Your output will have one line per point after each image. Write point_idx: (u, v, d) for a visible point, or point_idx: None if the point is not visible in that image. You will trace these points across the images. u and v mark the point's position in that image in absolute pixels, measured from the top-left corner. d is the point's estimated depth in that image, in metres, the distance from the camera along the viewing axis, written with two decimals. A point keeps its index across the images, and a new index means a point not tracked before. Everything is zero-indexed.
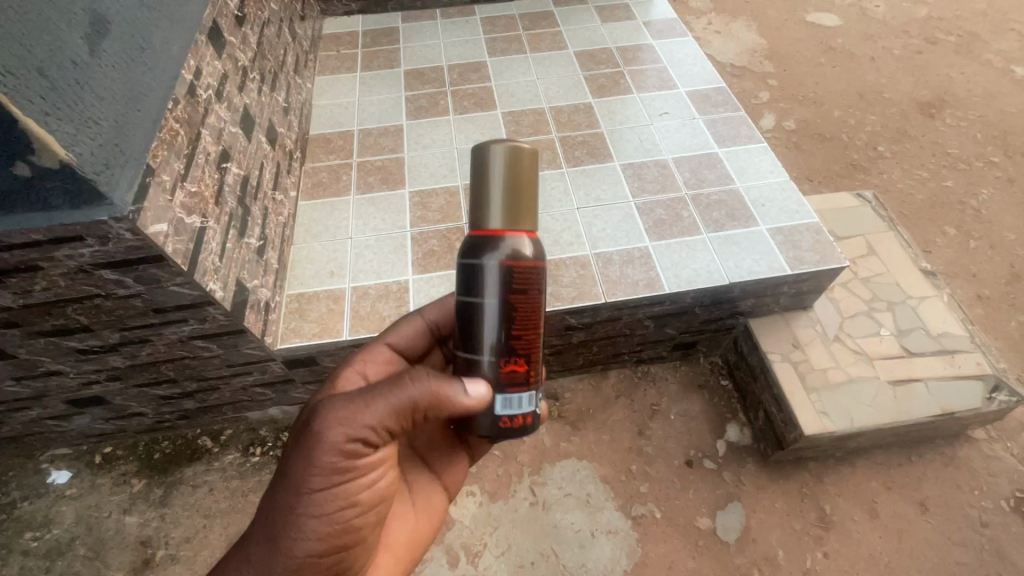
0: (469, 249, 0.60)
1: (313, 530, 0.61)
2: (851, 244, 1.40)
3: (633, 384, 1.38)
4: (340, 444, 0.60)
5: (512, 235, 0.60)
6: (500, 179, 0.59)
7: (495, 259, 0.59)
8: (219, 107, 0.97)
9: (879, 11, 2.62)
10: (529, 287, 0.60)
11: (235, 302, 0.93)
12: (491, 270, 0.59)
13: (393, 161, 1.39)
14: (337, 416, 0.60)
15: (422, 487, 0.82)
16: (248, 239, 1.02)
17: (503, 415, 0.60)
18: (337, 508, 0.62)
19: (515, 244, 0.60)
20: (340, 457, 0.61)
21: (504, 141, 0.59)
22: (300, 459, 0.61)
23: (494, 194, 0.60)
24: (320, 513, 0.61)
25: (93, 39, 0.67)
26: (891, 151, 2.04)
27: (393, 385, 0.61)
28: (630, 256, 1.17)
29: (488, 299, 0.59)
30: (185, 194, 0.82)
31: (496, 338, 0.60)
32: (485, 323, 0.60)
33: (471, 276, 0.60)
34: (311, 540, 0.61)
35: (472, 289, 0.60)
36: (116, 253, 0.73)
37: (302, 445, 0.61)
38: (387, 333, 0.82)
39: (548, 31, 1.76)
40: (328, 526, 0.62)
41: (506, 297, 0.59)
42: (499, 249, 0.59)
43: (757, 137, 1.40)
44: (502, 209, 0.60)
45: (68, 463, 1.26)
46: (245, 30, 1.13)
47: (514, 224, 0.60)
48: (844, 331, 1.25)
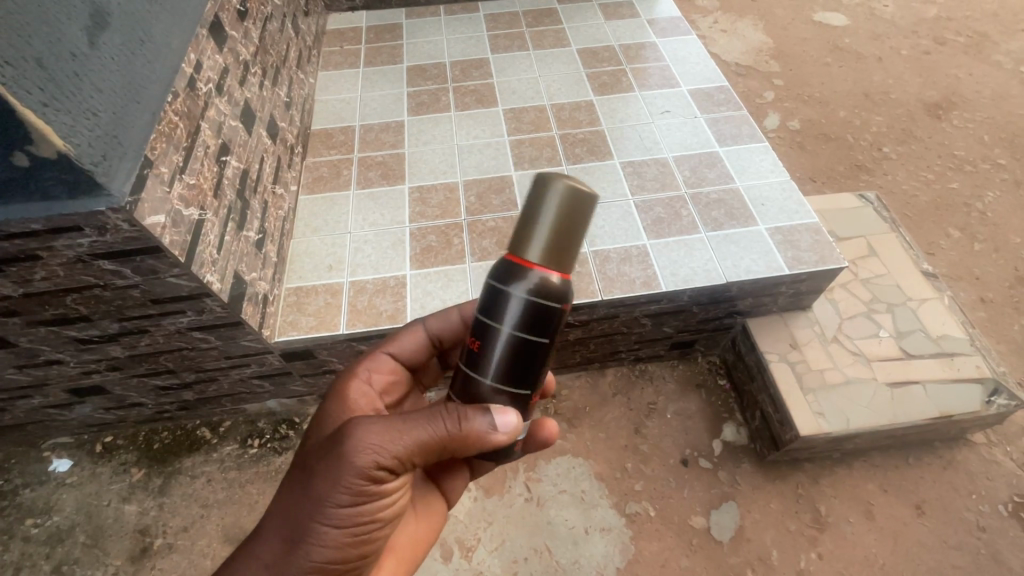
0: (500, 272, 0.57)
1: (330, 543, 0.60)
2: (852, 244, 1.40)
3: (630, 383, 1.38)
4: (369, 469, 0.58)
5: (547, 271, 0.55)
6: (549, 213, 0.54)
7: (526, 292, 0.55)
8: (219, 101, 0.98)
9: (887, 11, 2.60)
10: (554, 324, 0.57)
11: (232, 294, 0.94)
12: (518, 300, 0.55)
13: (393, 156, 1.40)
14: (370, 438, 0.58)
15: (425, 494, 0.80)
16: (247, 232, 1.03)
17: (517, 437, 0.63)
18: (356, 524, 0.61)
19: (548, 280, 0.55)
20: (366, 480, 0.59)
21: (567, 177, 0.54)
22: (325, 475, 0.59)
23: (538, 226, 0.55)
24: (339, 528, 0.60)
25: (93, 32, 0.68)
26: (896, 152, 2.03)
27: (427, 415, 0.59)
28: (627, 254, 1.17)
29: (506, 331, 0.56)
30: (183, 186, 0.83)
31: (507, 366, 0.58)
32: (500, 351, 0.57)
33: (497, 301, 0.56)
34: (329, 553, 0.60)
35: (495, 314, 0.57)
36: (114, 244, 0.74)
37: (330, 463, 0.59)
38: (388, 343, 0.82)
39: (552, 28, 1.76)
40: (345, 539, 0.61)
41: (529, 330, 0.56)
42: (528, 284, 0.55)
43: (759, 136, 1.39)
44: (542, 244, 0.55)
45: (69, 452, 1.27)
46: (247, 25, 1.14)
47: (552, 262, 0.56)
48: (843, 332, 1.25)
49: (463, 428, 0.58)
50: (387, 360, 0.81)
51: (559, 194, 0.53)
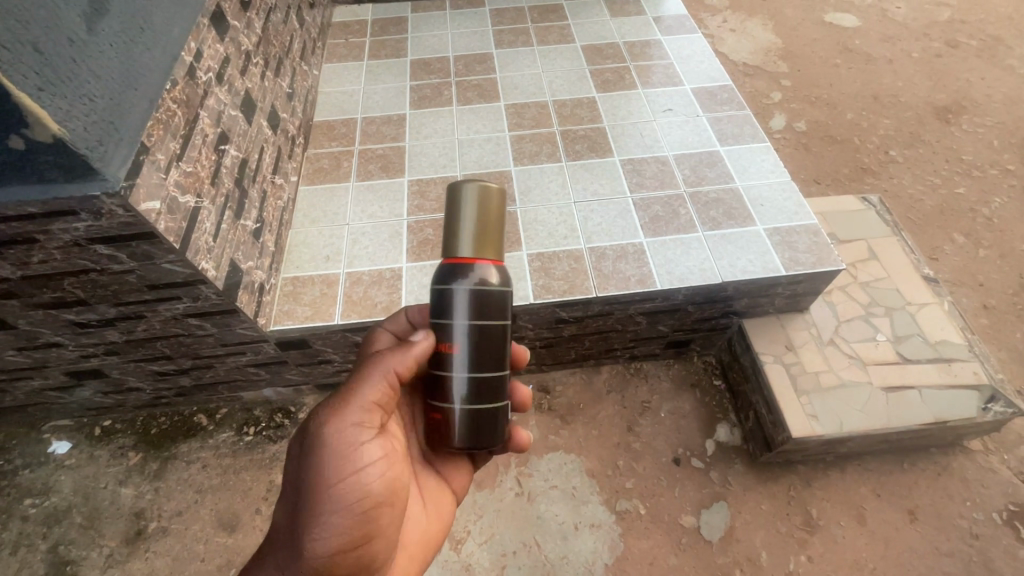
0: (440, 275, 0.62)
1: (331, 527, 0.60)
2: (852, 247, 1.38)
3: (624, 381, 1.38)
4: (342, 433, 0.62)
5: (481, 263, 0.61)
6: (469, 213, 0.61)
7: (468, 283, 0.61)
8: (219, 90, 0.99)
9: (899, 13, 2.57)
10: (499, 312, 0.63)
11: (227, 282, 0.95)
12: (465, 293, 0.61)
13: (394, 149, 1.40)
14: (331, 406, 0.64)
15: (434, 491, 0.80)
16: (244, 221, 1.04)
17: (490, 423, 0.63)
18: (350, 501, 0.61)
19: (484, 270, 0.62)
20: (344, 446, 0.62)
21: (475, 179, 0.61)
22: (307, 460, 0.62)
23: (463, 226, 0.61)
24: (336, 510, 0.60)
25: (92, 18, 0.69)
26: (903, 155, 2.00)
27: (368, 370, 0.66)
28: (624, 252, 1.17)
29: (460, 323, 0.62)
30: (180, 172, 0.84)
31: (470, 356, 0.62)
32: (461, 344, 0.62)
33: (444, 300, 0.62)
34: (335, 536, 0.60)
35: (445, 312, 0.62)
36: (110, 229, 0.75)
37: (308, 447, 0.62)
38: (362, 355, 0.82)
39: (557, 24, 1.75)
40: (346, 521, 0.61)
41: (481, 318, 0.62)
42: (468, 278, 0.61)
43: (761, 137, 1.38)
44: (472, 241, 0.61)
45: (68, 434, 1.29)
46: (250, 15, 1.15)
47: (484, 253, 0.62)
48: (840, 335, 1.24)
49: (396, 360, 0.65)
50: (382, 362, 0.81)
51: (473, 194, 0.60)
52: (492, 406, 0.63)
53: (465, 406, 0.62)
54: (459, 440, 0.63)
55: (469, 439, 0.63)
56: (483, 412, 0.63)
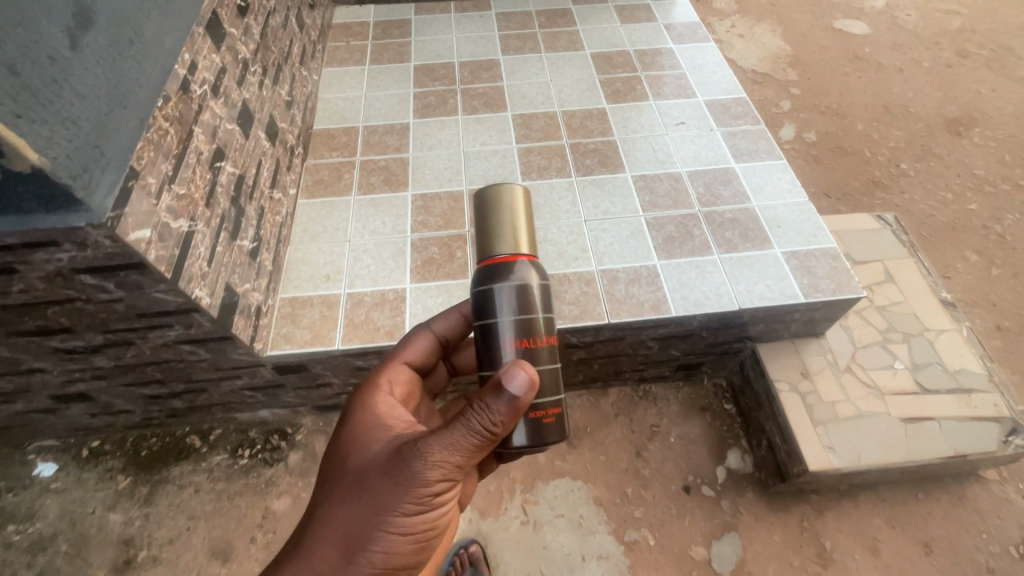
0: (482, 276, 0.67)
1: (393, 551, 0.63)
2: (868, 269, 1.35)
3: (632, 403, 1.34)
4: (433, 481, 0.60)
5: (519, 258, 0.67)
6: (501, 212, 0.68)
7: (510, 280, 0.66)
8: (214, 103, 0.93)
9: (909, 20, 2.54)
10: (541, 303, 0.68)
11: (223, 308, 0.90)
12: (509, 291, 0.66)
13: (397, 161, 1.35)
14: (434, 453, 0.59)
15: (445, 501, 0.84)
16: (241, 241, 0.98)
17: (543, 410, 0.66)
18: (416, 532, 0.63)
19: (521, 265, 0.67)
20: (429, 493, 0.61)
21: (496, 184, 0.69)
22: (390, 489, 0.61)
23: (494, 226, 0.68)
24: (402, 537, 0.63)
25: (75, 32, 0.64)
26: (914, 169, 1.97)
27: (472, 425, 0.59)
28: (636, 275, 1.13)
29: (502, 319, 0.66)
30: (172, 196, 0.78)
31: (522, 352, 0.65)
32: (514, 339, 0.65)
33: (489, 299, 0.66)
34: (393, 557, 0.63)
35: (491, 311, 0.66)
36: (95, 259, 0.70)
37: (395, 479, 0.61)
38: (402, 350, 0.86)
39: (565, 30, 1.70)
40: (407, 548, 0.64)
41: (527, 313, 0.66)
42: (508, 275, 0.66)
43: (777, 153, 1.34)
44: (508, 238, 0.68)
45: (55, 456, 1.24)
46: (247, 20, 1.09)
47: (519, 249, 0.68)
48: (856, 362, 1.20)
49: (500, 423, 0.60)
50: (403, 369, 0.84)
51: (497, 195, 0.68)
52: (552, 400, 0.66)
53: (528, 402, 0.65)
54: (523, 437, 0.65)
55: (533, 436, 0.65)
56: (544, 408, 0.66)
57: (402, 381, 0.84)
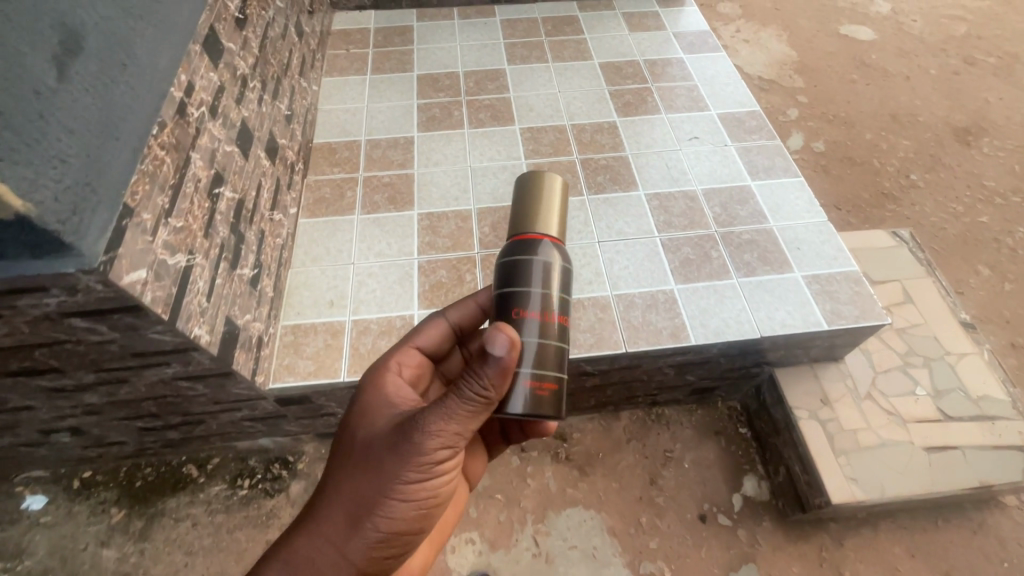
0: (511, 247, 0.71)
1: (397, 514, 0.69)
2: (887, 289, 1.31)
3: (645, 427, 1.31)
4: (433, 450, 0.65)
5: (546, 237, 0.71)
6: (541, 192, 0.73)
7: (537, 254, 0.69)
8: (212, 125, 0.88)
9: (915, 26, 2.51)
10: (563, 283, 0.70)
11: (223, 344, 0.85)
12: (536, 264, 0.69)
13: (402, 177, 1.30)
14: (432, 426, 0.63)
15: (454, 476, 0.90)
16: (241, 270, 0.93)
17: (539, 381, 0.65)
18: (418, 498, 0.69)
19: (546, 245, 0.71)
20: (429, 461, 0.65)
21: (537, 170, 0.74)
22: (392, 459, 0.66)
23: (530, 206, 0.73)
24: (405, 502, 0.69)
25: (62, 61, 0.59)
26: (924, 180, 1.94)
27: (467, 399, 0.61)
28: (653, 300, 1.08)
29: (522, 290, 0.68)
30: (169, 230, 0.73)
31: (538, 324, 0.67)
32: (533, 308, 0.67)
33: (516, 267, 0.68)
34: (397, 520, 0.69)
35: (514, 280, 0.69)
36: (87, 304, 0.64)
37: (397, 450, 0.65)
38: (415, 336, 0.86)
39: (573, 38, 1.65)
40: (411, 511, 0.69)
41: (546, 288, 0.69)
42: (536, 250, 0.69)
43: (794, 170, 1.30)
44: (541, 218, 0.72)
45: (44, 488, 1.18)
46: (246, 33, 1.04)
47: (546, 231, 0.72)
48: (877, 389, 1.17)
49: (494, 391, 0.61)
50: (415, 354, 0.86)
51: (538, 179, 0.73)
52: (555, 375, 0.67)
53: (531, 369, 0.65)
54: (523, 402, 0.63)
55: (531, 405, 0.64)
56: (543, 379, 0.65)
57: (414, 366, 0.85)
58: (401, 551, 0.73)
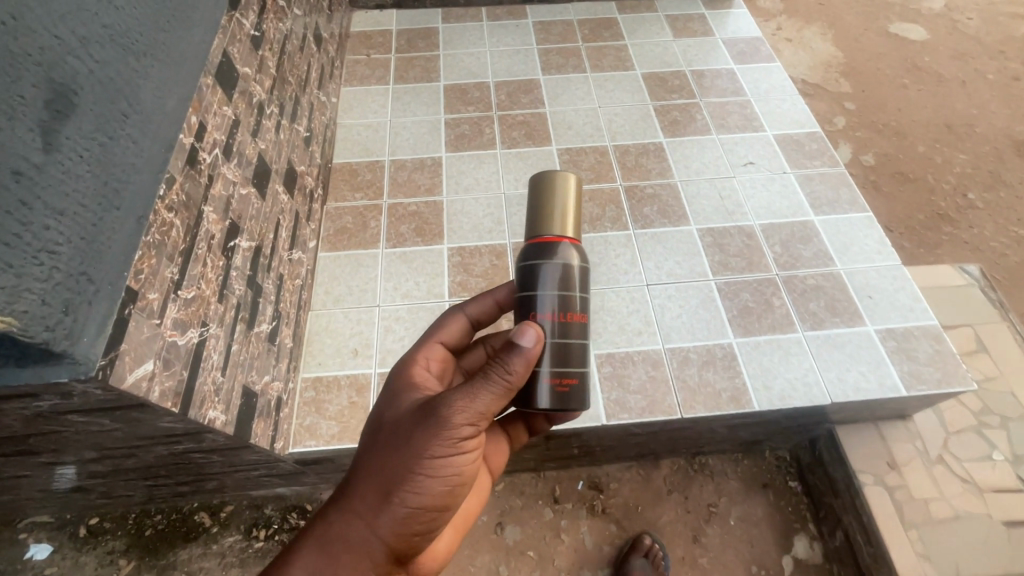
0: (527, 254, 0.63)
1: (424, 492, 0.59)
2: (957, 335, 1.21)
3: (687, 478, 1.21)
4: (465, 421, 0.57)
5: (564, 240, 0.62)
6: (556, 193, 0.63)
7: (554, 258, 0.61)
8: (227, 167, 0.78)
9: (971, 25, 2.33)
10: (583, 284, 0.63)
11: (240, 419, 0.76)
12: (550, 269, 0.61)
13: (429, 205, 1.19)
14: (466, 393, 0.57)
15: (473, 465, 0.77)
16: (259, 327, 0.83)
17: (559, 381, 0.60)
18: (446, 480, 0.60)
19: (564, 247, 0.62)
20: (456, 438, 0.58)
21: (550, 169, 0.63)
22: (418, 433, 0.58)
23: (545, 209, 0.63)
24: (432, 480, 0.59)
25: (51, 126, 0.49)
26: (983, 200, 1.80)
27: (495, 372, 0.57)
28: (710, 356, 0.98)
29: (542, 294, 0.61)
30: (179, 304, 0.63)
31: (553, 325, 0.60)
32: (550, 312, 0.60)
33: (532, 272, 0.61)
34: (424, 498, 0.59)
35: (533, 285, 0.62)
36: (85, 404, 0.55)
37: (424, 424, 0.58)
38: (437, 329, 0.76)
39: (612, 44, 1.52)
40: (438, 490, 0.60)
41: (565, 290, 0.62)
42: (554, 256, 0.61)
43: (862, 204, 1.18)
44: (557, 219, 0.63)
45: (49, 535, 1.11)
46: (262, 53, 0.93)
47: (564, 232, 0.63)
48: (950, 452, 1.07)
49: (515, 374, 0.57)
50: (438, 347, 0.75)
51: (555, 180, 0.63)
52: (578, 370, 0.61)
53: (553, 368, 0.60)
54: (546, 400, 0.60)
55: (555, 400, 0.60)
56: (564, 376, 0.61)
57: (439, 362, 0.73)
58: (425, 540, 0.63)
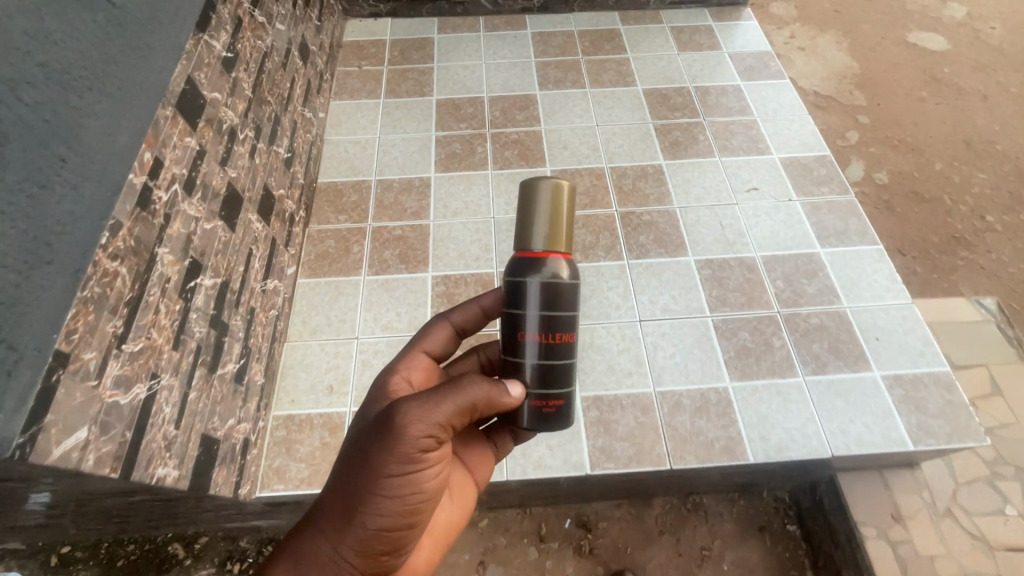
0: (513, 268, 0.57)
1: (383, 512, 0.56)
2: (970, 376, 1.14)
3: (680, 518, 1.14)
4: (417, 435, 0.54)
5: (551, 255, 0.56)
6: (543, 204, 0.56)
7: (540, 276, 0.55)
8: (188, 202, 0.73)
9: (994, 34, 2.23)
10: (572, 301, 0.57)
11: (196, 470, 0.72)
12: (535, 287, 0.55)
13: (415, 229, 1.14)
14: (414, 408, 0.54)
15: (458, 477, 0.71)
16: (223, 369, 0.79)
17: (541, 402, 0.57)
18: (407, 498, 0.56)
19: (552, 263, 0.56)
20: (409, 453, 0.55)
21: (544, 175, 0.56)
22: (368, 451, 0.55)
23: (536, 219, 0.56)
24: (390, 498, 0.56)
25: None
26: (1003, 223, 1.72)
27: (458, 387, 0.55)
28: (704, 401, 0.93)
29: (527, 313, 0.56)
30: (122, 360, 0.59)
31: (537, 347, 0.56)
32: (533, 333, 0.55)
33: (517, 289, 0.56)
34: (383, 517, 0.56)
35: (518, 302, 0.56)
36: (10, 476, 0.51)
37: (377, 441, 0.55)
38: (420, 340, 0.70)
39: (613, 58, 1.45)
40: (399, 507, 0.56)
41: (552, 308, 0.56)
42: (540, 274, 0.55)
43: (871, 236, 1.11)
44: (543, 233, 0.56)
45: (19, 563, 1.08)
46: (235, 75, 0.88)
47: (553, 247, 0.56)
48: (959, 504, 1.01)
49: (480, 397, 0.55)
50: (423, 358, 0.70)
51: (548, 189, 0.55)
52: (563, 390, 0.57)
53: (535, 388, 0.57)
54: (528, 421, 0.57)
55: (537, 422, 0.57)
56: (546, 398, 0.57)
57: (422, 375, 0.69)
58: (398, 558, 0.60)
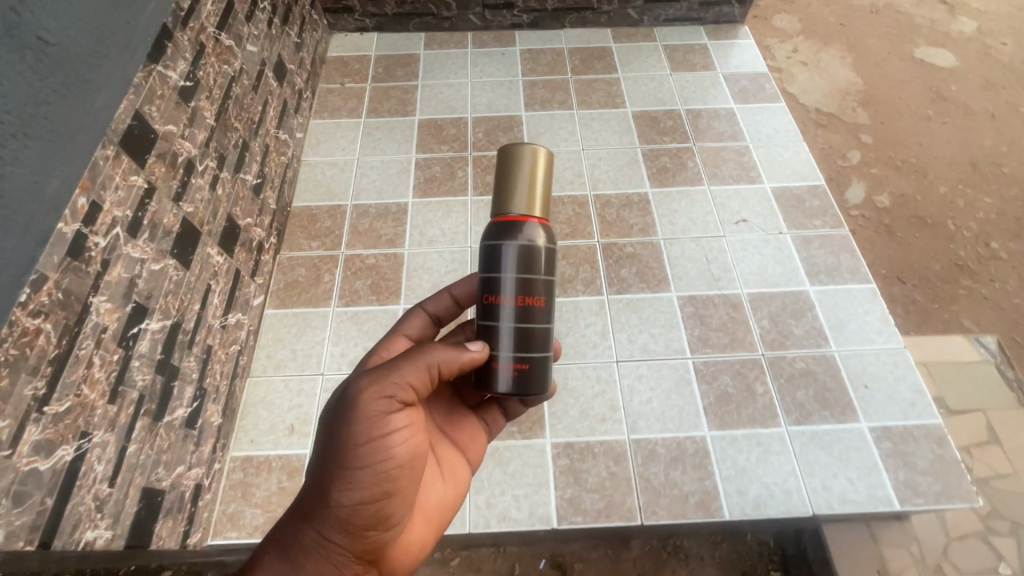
0: (489, 231, 0.54)
1: (352, 485, 0.51)
2: (965, 421, 1.09)
3: (658, 562, 1.04)
4: (376, 397, 0.51)
5: (529, 219, 0.53)
6: (524, 168, 0.53)
7: (517, 238, 0.52)
8: (133, 244, 0.70)
9: (1004, 50, 2.16)
10: (549, 265, 0.54)
11: (134, 527, 0.69)
12: (512, 250, 0.52)
13: (389, 258, 1.10)
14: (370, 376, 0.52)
15: (445, 455, 0.65)
16: (172, 416, 0.76)
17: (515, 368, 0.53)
18: (381, 463, 0.51)
19: (531, 228, 0.53)
20: (370, 418, 0.51)
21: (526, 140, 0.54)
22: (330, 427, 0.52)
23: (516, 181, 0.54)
24: (358, 469, 0.50)
25: None
26: (1008, 250, 1.66)
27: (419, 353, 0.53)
28: (680, 451, 0.88)
29: (501, 277, 0.53)
30: (43, 423, 0.55)
31: (512, 311, 0.53)
32: (507, 295, 0.52)
33: (492, 252, 0.53)
34: (354, 490, 0.51)
35: (492, 266, 0.53)
36: None
37: (337, 411, 0.51)
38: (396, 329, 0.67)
39: (603, 78, 1.41)
40: (369, 476, 0.51)
41: (528, 271, 0.53)
42: (517, 236, 0.52)
43: (864, 274, 1.06)
44: (521, 196, 0.53)
45: None
46: (195, 104, 0.85)
47: (531, 210, 0.54)
48: (949, 561, 0.96)
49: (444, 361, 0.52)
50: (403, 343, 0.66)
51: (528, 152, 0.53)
52: (539, 354, 0.54)
53: (509, 352, 0.53)
54: (504, 386, 0.53)
55: (511, 386, 0.53)
56: (521, 361, 0.53)
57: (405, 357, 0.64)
58: (387, 534, 0.54)
